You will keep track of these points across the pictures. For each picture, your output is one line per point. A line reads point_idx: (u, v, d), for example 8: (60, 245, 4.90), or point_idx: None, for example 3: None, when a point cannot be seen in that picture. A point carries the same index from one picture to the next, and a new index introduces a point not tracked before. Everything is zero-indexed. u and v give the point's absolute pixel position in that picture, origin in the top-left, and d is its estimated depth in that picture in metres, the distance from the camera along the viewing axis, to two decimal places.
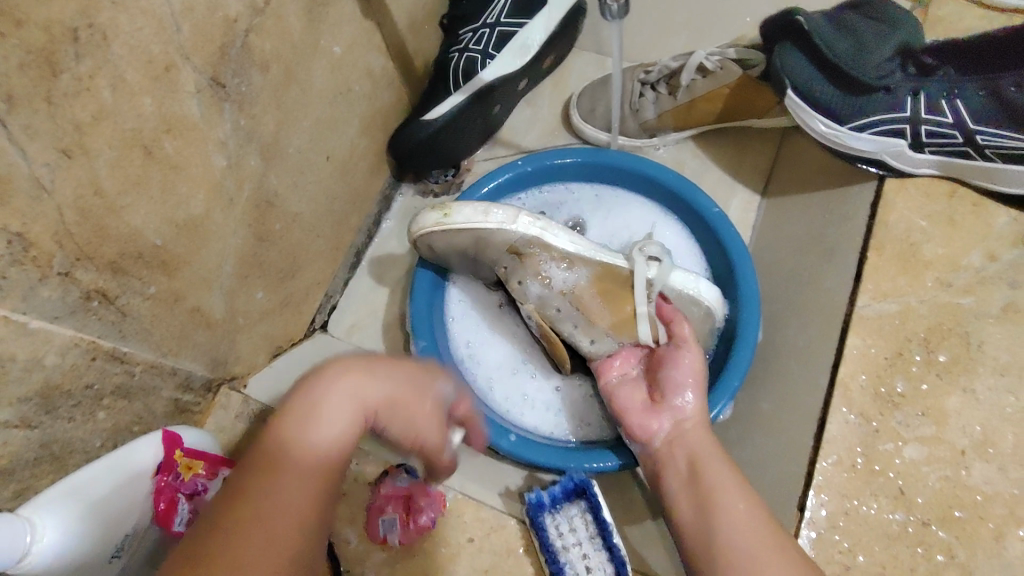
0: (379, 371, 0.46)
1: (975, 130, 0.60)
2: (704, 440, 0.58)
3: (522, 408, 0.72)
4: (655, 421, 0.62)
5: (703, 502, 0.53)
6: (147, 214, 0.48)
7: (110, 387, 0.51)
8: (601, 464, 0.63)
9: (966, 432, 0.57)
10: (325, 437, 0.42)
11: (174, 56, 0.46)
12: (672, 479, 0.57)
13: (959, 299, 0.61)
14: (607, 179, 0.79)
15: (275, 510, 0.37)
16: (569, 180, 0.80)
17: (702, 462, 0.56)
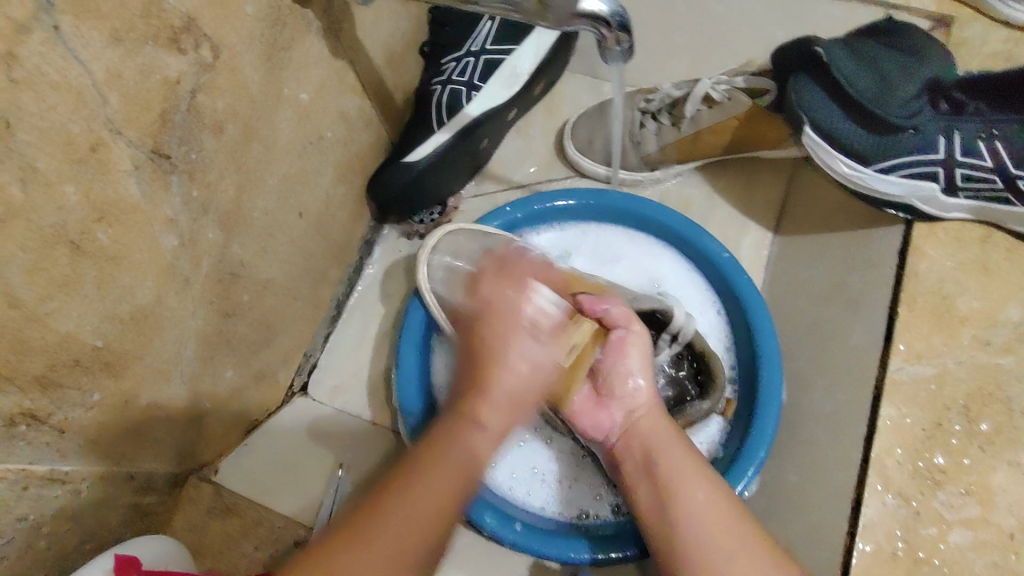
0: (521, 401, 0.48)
1: (1017, 176, 0.54)
2: (669, 433, 0.53)
3: (528, 485, 0.66)
4: (606, 415, 0.55)
5: (666, 503, 0.50)
6: (83, 315, 0.41)
7: (51, 512, 0.44)
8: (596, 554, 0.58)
9: (1013, 512, 0.51)
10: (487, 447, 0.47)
11: (102, 132, 0.38)
12: (630, 469, 0.53)
13: (999, 359, 0.55)
14: (609, 221, 0.72)
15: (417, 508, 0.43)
16: (567, 222, 0.73)
17: (661, 455, 0.52)
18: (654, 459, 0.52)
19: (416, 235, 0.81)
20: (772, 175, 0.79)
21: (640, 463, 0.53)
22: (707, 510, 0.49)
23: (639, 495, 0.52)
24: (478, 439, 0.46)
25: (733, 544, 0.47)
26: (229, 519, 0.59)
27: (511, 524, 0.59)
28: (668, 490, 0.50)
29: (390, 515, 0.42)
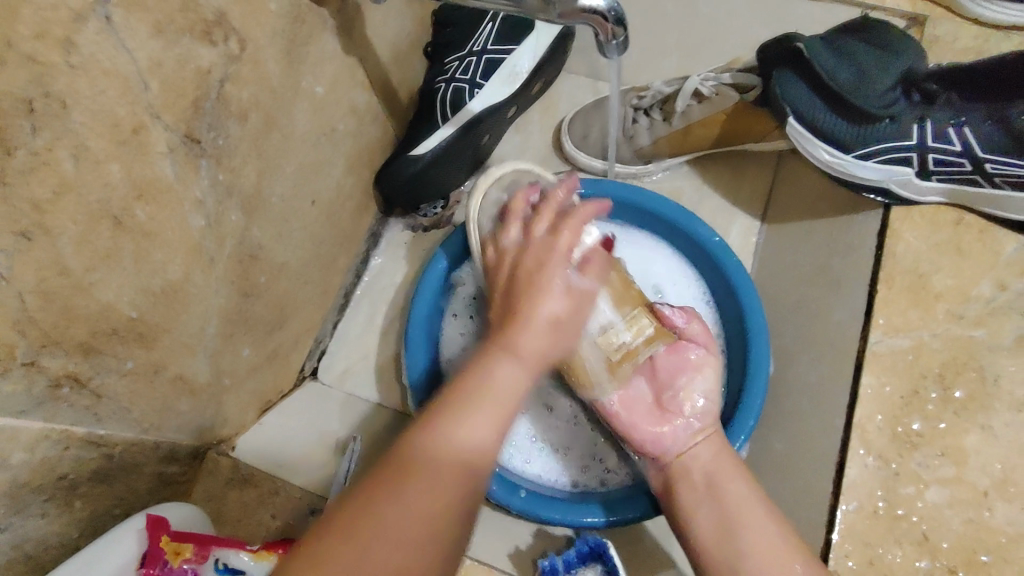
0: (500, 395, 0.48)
1: (985, 159, 0.58)
2: (728, 467, 0.57)
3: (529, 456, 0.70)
4: (667, 427, 0.60)
5: (726, 518, 0.54)
6: (121, 286, 0.44)
7: (86, 474, 0.47)
8: (595, 519, 0.61)
9: (987, 472, 0.55)
10: (474, 438, 0.45)
11: (143, 116, 0.42)
12: (688, 492, 0.57)
13: (972, 331, 0.59)
14: (610, 212, 0.76)
15: (395, 522, 0.40)
16: None
17: (721, 482, 0.56)
18: (716, 490, 0.56)
19: (421, 227, 0.85)
20: (759, 168, 0.84)
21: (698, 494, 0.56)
22: (768, 541, 0.52)
23: (697, 516, 0.56)
24: (471, 428, 0.46)
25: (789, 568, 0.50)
26: (247, 489, 0.60)
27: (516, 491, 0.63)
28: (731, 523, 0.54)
29: (402, 476, 0.42)
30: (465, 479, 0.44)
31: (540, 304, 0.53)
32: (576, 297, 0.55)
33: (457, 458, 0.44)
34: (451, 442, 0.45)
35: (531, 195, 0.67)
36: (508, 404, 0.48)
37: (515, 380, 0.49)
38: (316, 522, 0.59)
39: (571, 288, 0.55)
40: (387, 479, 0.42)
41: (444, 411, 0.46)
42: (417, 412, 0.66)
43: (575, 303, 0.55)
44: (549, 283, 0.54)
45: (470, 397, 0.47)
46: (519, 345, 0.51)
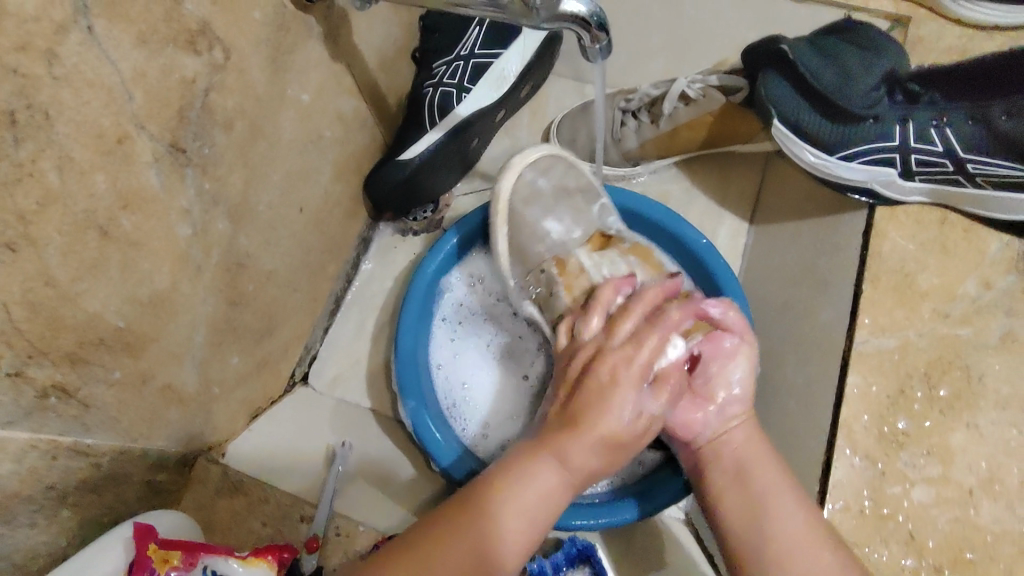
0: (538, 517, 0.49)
1: (966, 159, 0.59)
2: (756, 447, 0.56)
3: None
4: (699, 415, 0.57)
5: (756, 507, 0.53)
6: (107, 296, 0.44)
7: (76, 483, 0.47)
8: (612, 518, 0.62)
9: (972, 470, 0.55)
10: (511, 549, 0.47)
11: (127, 126, 0.42)
12: (718, 478, 0.56)
13: (957, 330, 0.60)
14: None
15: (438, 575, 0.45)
16: None
17: (751, 468, 0.54)
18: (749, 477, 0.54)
19: (411, 232, 0.86)
20: (748, 169, 0.84)
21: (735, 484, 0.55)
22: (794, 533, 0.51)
23: (726, 502, 0.54)
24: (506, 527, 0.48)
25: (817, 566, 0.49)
26: (236, 497, 0.60)
27: None
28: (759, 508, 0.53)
29: (473, 518, 0.48)
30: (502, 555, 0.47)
31: (597, 430, 0.49)
32: (642, 375, 0.50)
33: (517, 527, 0.48)
34: (497, 492, 0.49)
35: (560, 175, 0.71)
36: (577, 480, 0.50)
37: (595, 453, 0.49)
38: (308, 528, 0.61)
39: (632, 378, 0.50)
40: (446, 524, 0.48)
41: (513, 470, 0.50)
42: (407, 418, 0.66)
43: (639, 391, 0.50)
44: (624, 396, 0.49)
45: (536, 464, 0.50)
46: (614, 386, 0.49)
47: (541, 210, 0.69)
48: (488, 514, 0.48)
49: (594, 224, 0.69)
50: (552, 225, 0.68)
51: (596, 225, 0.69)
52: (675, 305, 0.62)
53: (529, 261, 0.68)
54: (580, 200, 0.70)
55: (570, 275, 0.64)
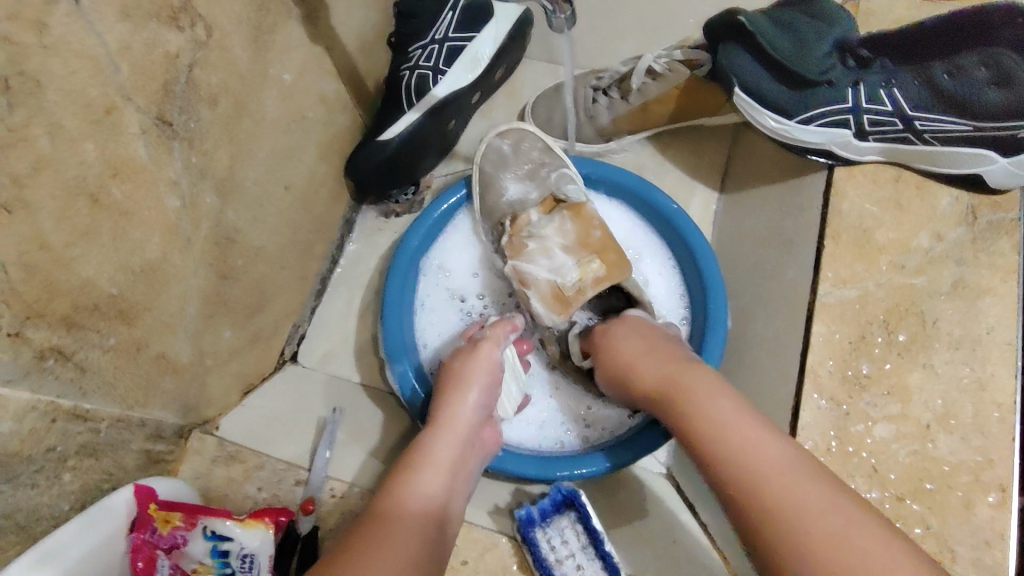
0: (450, 483, 0.54)
1: (914, 117, 0.63)
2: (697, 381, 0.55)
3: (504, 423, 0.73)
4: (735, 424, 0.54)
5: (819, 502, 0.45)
6: (100, 263, 0.46)
7: (75, 447, 0.48)
8: (591, 470, 0.65)
9: (929, 407, 0.59)
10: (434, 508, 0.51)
11: (114, 97, 0.44)
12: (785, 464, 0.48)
13: (913, 279, 0.63)
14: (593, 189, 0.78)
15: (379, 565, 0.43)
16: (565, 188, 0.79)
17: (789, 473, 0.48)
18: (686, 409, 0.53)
19: (393, 213, 0.88)
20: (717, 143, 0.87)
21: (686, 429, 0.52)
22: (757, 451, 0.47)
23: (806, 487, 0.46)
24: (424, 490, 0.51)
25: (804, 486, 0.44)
26: (233, 464, 0.62)
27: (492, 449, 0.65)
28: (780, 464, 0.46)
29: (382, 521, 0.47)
30: (437, 514, 0.51)
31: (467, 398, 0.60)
32: (491, 367, 0.63)
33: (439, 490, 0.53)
34: (424, 478, 0.52)
35: (529, 148, 0.75)
36: (469, 438, 0.58)
37: (472, 420, 0.59)
38: (303, 490, 0.63)
39: (487, 362, 0.63)
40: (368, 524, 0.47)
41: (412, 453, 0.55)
42: (394, 380, 0.67)
43: (492, 382, 0.62)
44: (476, 378, 0.61)
45: (430, 440, 0.57)
46: (470, 377, 0.62)
47: (507, 173, 0.74)
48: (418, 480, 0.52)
49: (549, 188, 0.74)
50: (512, 187, 0.74)
51: (551, 189, 0.74)
52: (593, 269, 0.67)
53: (493, 215, 0.75)
54: (541, 167, 0.75)
55: (516, 229, 0.71)
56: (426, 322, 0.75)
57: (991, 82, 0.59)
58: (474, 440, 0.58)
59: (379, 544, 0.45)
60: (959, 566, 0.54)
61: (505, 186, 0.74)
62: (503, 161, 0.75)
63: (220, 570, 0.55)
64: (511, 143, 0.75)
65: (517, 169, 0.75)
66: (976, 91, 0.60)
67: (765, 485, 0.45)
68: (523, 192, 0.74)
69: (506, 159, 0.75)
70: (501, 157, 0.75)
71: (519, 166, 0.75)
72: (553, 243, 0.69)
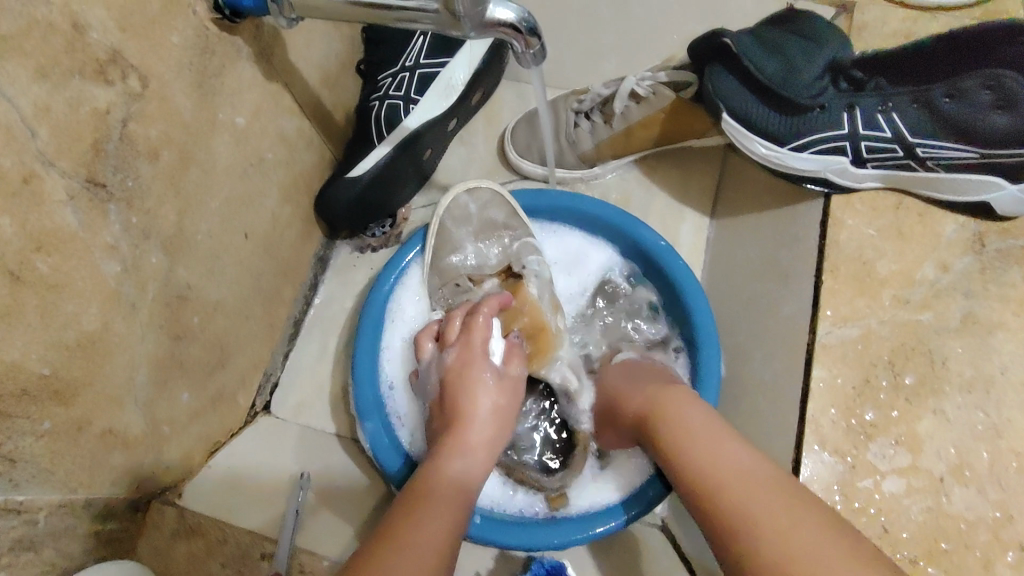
0: (477, 465, 0.51)
1: (916, 143, 0.58)
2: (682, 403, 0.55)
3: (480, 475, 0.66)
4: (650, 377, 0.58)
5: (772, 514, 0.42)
6: (26, 344, 0.42)
7: (9, 542, 0.44)
8: (607, 526, 0.60)
9: (941, 457, 0.55)
10: (463, 482, 0.48)
11: (33, 165, 0.39)
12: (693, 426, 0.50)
13: (919, 316, 0.59)
14: (577, 223, 0.72)
15: (410, 547, 0.40)
16: (549, 221, 0.73)
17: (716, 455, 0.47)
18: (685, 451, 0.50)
19: (369, 248, 0.84)
20: (705, 166, 0.82)
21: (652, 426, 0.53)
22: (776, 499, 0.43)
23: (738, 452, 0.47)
24: (452, 472, 0.48)
25: (805, 531, 0.40)
26: (194, 538, 0.57)
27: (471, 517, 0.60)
28: (699, 467, 0.47)
29: (415, 510, 0.44)
30: (470, 500, 0.48)
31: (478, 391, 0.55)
32: (501, 376, 0.57)
33: (460, 494, 0.47)
34: (448, 478, 0.48)
35: (496, 204, 0.69)
36: (484, 440, 0.52)
37: (486, 417, 0.53)
38: (269, 565, 0.57)
39: (510, 377, 0.58)
40: (394, 513, 0.44)
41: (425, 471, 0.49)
42: (366, 441, 0.62)
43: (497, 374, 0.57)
44: (475, 377, 0.55)
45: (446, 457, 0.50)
46: (473, 377, 0.55)
47: (466, 232, 0.68)
48: (434, 488, 0.46)
49: (508, 258, 0.68)
50: (469, 250, 0.68)
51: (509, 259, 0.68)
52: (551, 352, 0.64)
53: (445, 274, 0.68)
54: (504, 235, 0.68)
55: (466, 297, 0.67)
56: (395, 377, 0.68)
57: (994, 106, 0.54)
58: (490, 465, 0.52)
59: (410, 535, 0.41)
60: None
61: (463, 247, 0.68)
62: (461, 216, 0.68)
63: None
64: (479, 201, 0.69)
65: (477, 230, 0.69)
66: (981, 116, 0.55)
67: (754, 520, 0.42)
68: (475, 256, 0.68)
69: (463, 217, 0.69)
70: (462, 215, 0.69)
71: (481, 228, 0.69)
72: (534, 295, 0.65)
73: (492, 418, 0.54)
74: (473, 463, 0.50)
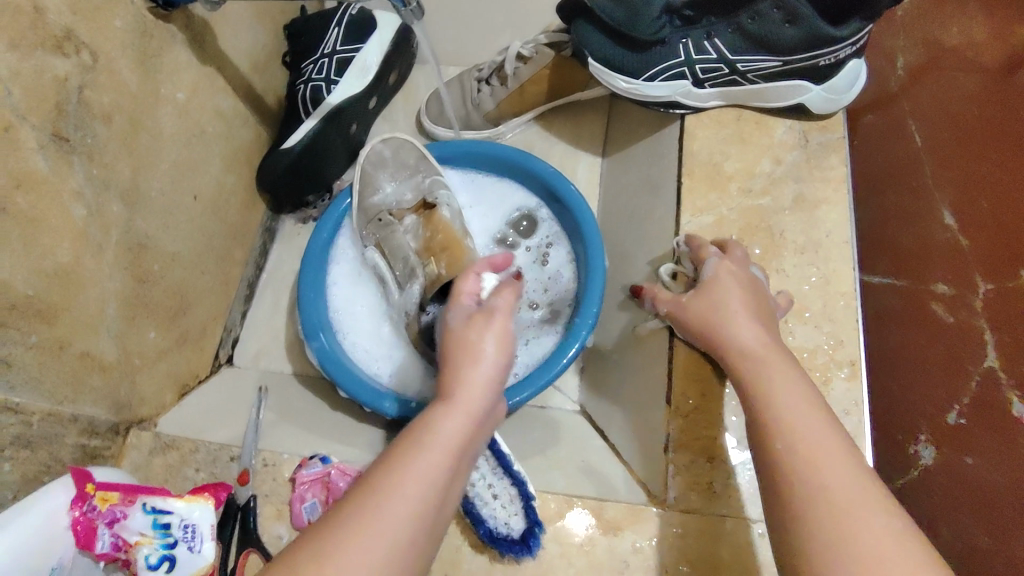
0: (463, 441, 0.47)
1: (736, 60, 0.72)
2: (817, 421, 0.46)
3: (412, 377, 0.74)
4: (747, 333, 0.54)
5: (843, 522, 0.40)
6: (12, 265, 0.51)
7: (10, 437, 0.53)
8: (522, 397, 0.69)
9: (785, 304, 0.67)
10: (444, 461, 0.45)
11: (9, 117, 0.50)
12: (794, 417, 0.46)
13: (759, 200, 0.72)
14: (489, 167, 0.84)
15: (366, 547, 0.39)
16: (466, 167, 0.85)
17: (817, 457, 0.43)
18: (810, 460, 0.43)
19: (311, 218, 0.94)
20: (596, 114, 0.96)
21: (745, 389, 0.51)
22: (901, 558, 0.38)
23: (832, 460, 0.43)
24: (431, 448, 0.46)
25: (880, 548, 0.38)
26: (170, 452, 0.66)
27: (408, 403, 0.69)
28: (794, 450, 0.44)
29: (379, 497, 0.41)
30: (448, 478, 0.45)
31: (477, 357, 0.51)
32: (506, 333, 0.53)
33: (439, 471, 0.44)
34: (427, 457, 0.44)
35: (405, 150, 0.79)
36: (476, 409, 0.49)
37: (483, 379, 0.50)
38: (237, 465, 0.66)
39: (500, 327, 0.53)
40: (364, 496, 0.42)
41: (415, 430, 0.47)
42: (313, 357, 0.71)
43: (504, 334, 0.53)
44: (482, 343, 0.52)
45: (436, 415, 0.48)
46: (474, 338, 0.52)
47: (384, 175, 0.79)
48: (407, 464, 0.43)
49: (421, 193, 0.78)
50: (388, 189, 0.79)
51: (423, 193, 0.78)
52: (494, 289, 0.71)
53: (369, 212, 0.77)
54: (416, 173, 0.79)
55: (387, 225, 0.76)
56: (340, 301, 0.78)
57: (784, 21, 0.68)
58: (481, 420, 0.49)
59: (369, 533, 0.39)
60: None
61: (383, 187, 0.78)
62: (379, 161, 0.78)
63: (163, 541, 0.57)
64: (393, 148, 0.79)
65: (394, 172, 0.79)
66: (776, 30, 0.69)
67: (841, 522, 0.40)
68: (393, 196, 0.78)
69: (381, 162, 0.78)
70: (378, 160, 0.79)
71: (396, 170, 0.79)
72: (447, 218, 0.74)
73: (490, 387, 0.51)
74: (458, 436, 0.47)
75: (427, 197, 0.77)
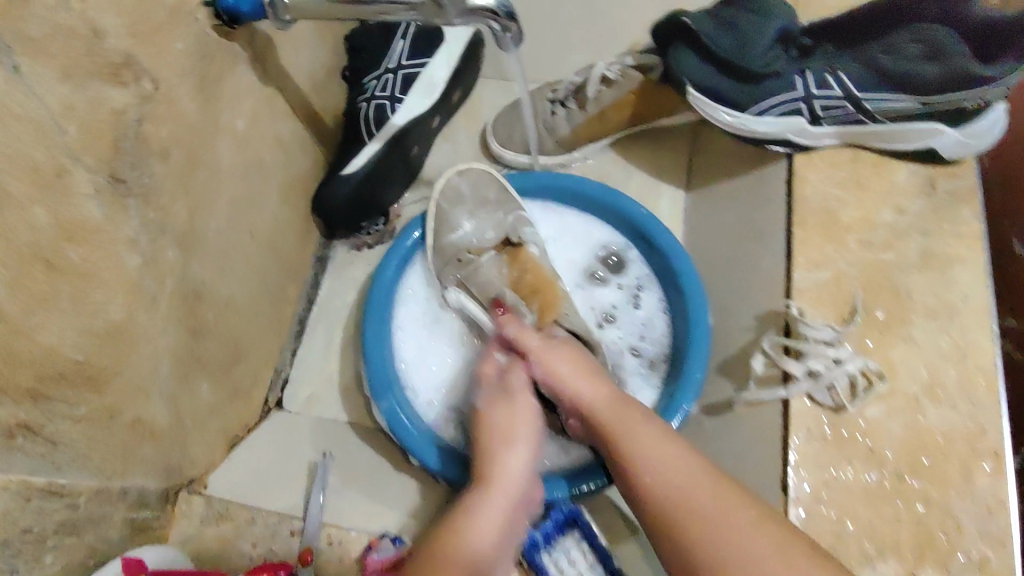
0: (506, 527, 0.53)
1: (863, 98, 0.64)
2: (727, 511, 0.47)
3: None
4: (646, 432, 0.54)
5: None
6: (62, 329, 0.44)
7: (53, 525, 0.46)
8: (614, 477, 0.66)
9: (915, 378, 0.59)
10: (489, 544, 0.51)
11: (61, 158, 0.42)
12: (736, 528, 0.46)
13: (880, 255, 0.64)
14: (570, 204, 0.77)
15: None
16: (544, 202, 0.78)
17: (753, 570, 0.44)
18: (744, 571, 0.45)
19: (366, 245, 0.87)
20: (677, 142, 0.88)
21: (660, 510, 0.49)
22: None
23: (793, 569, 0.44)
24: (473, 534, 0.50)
25: None
26: (224, 523, 0.61)
27: None
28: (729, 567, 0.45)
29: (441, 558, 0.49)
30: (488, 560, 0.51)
31: (513, 450, 0.57)
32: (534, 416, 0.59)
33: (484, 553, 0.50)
34: (476, 535, 0.51)
35: (486, 187, 0.73)
36: (514, 497, 0.54)
37: (518, 468, 0.56)
38: (299, 541, 0.61)
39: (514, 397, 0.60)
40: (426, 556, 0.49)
41: (460, 512, 0.52)
42: (381, 417, 0.65)
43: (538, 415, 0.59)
44: (523, 433, 0.58)
45: (475, 501, 0.53)
46: (516, 430, 0.58)
47: (462, 212, 0.73)
48: (457, 541, 0.50)
49: (504, 231, 0.72)
50: (467, 226, 0.72)
51: (506, 231, 0.72)
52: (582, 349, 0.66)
53: (446, 253, 0.71)
54: (496, 210, 0.73)
55: (466, 267, 0.70)
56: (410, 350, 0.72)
57: (925, 57, 0.61)
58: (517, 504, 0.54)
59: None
60: (967, 536, 0.54)
61: (460, 225, 0.72)
62: (456, 194, 0.73)
63: None
64: (472, 183, 0.73)
65: (474, 209, 0.73)
66: (914, 68, 0.62)
67: None
68: (471, 234, 0.72)
69: (460, 198, 0.73)
70: (455, 196, 0.73)
71: (476, 206, 0.73)
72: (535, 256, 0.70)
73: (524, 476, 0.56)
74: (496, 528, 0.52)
75: (512, 239, 0.71)
